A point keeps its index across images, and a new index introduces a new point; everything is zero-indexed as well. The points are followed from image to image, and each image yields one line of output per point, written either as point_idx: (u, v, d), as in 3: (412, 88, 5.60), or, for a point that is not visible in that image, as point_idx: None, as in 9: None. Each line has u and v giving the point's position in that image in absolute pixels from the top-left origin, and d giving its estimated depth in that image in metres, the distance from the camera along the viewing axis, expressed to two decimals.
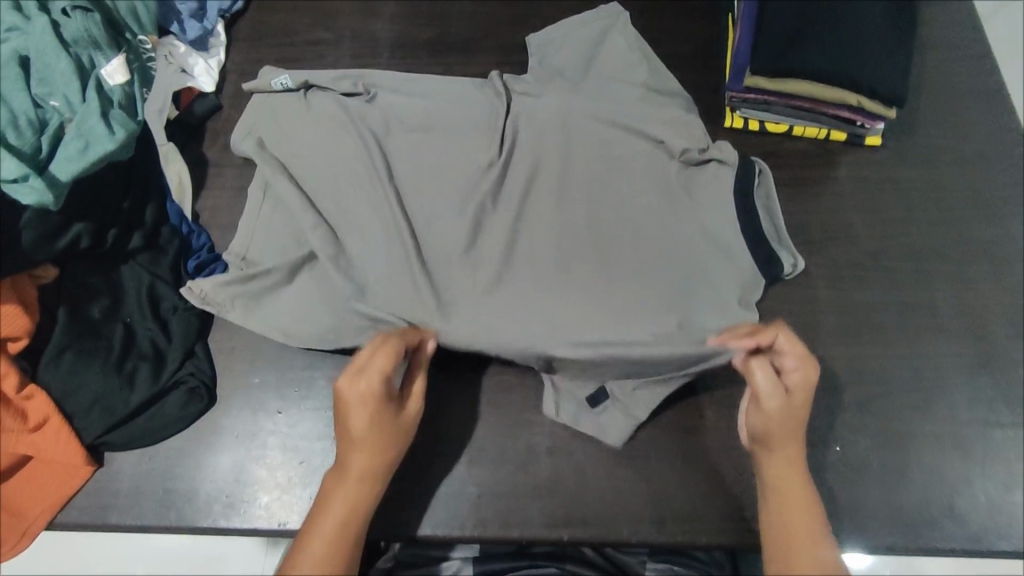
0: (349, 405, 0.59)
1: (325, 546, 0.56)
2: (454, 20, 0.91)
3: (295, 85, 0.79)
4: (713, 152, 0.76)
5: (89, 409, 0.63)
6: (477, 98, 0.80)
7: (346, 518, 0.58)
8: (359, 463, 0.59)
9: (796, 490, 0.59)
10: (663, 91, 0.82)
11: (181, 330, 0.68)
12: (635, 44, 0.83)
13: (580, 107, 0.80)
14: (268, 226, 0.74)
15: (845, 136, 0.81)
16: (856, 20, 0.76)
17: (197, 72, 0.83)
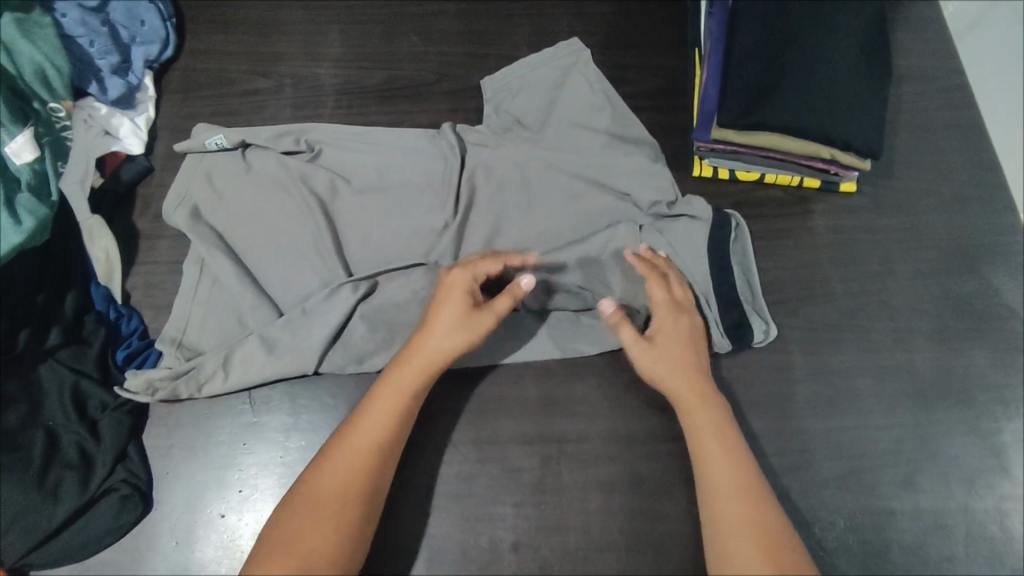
0: (449, 296, 0.62)
1: (355, 450, 0.57)
2: (404, 62, 0.85)
3: (230, 144, 0.74)
4: (683, 208, 0.72)
5: (10, 528, 0.58)
6: (429, 153, 0.74)
7: (382, 434, 0.58)
8: (409, 376, 0.60)
9: (731, 478, 0.58)
10: (629, 137, 0.75)
11: (111, 431, 0.62)
12: (598, 83, 0.77)
13: (539, 161, 0.75)
14: (209, 304, 0.68)
15: (819, 183, 0.77)
16: (829, 67, 0.71)
17: (122, 134, 0.76)
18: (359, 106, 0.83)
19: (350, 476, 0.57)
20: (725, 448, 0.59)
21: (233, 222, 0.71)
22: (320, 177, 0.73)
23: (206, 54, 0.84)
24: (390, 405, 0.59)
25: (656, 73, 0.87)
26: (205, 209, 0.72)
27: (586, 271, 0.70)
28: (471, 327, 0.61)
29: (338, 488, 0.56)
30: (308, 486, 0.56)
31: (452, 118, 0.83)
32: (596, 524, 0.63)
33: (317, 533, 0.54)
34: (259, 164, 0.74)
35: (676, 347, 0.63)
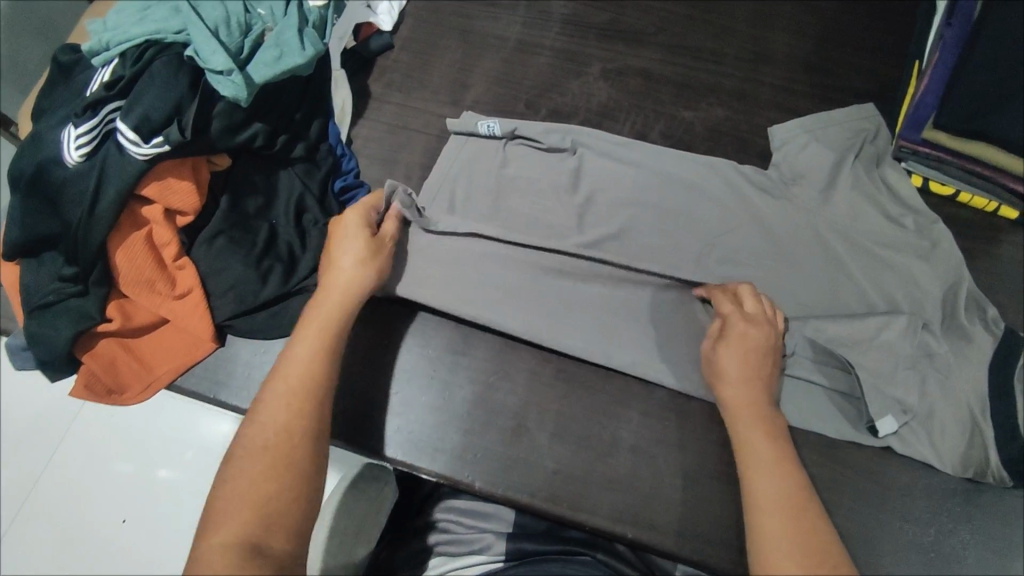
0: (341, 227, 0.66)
1: (294, 387, 0.56)
2: (630, 10, 0.92)
3: (500, 131, 0.77)
4: (974, 317, 0.67)
5: (225, 292, 0.68)
6: (705, 173, 0.76)
7: (310, 373, 0.57)
8: (318, 316, 0.61)
9: (784, 495, 0.52)
10: (905, 201, 0.72)
11: (317, 242, 0.72)
12: (874, 173, 0.74)
13: (834, 221, 0.72)
14: (457, 251, 0.72)
15: (1016, 214, 0.76)
16: None
17: (380, 10, 0.87)
18: (580, 37, 0.89)
19: (293, 423, 0.54)
20: (780, 471, 0.54)
21: (476, 199, 0.75)
22: (570, 173, 0.75)
23: None
24: (315, 344, 0.59)
25: (868, 74, 0.88)
26: (454, 183, 0.75)
27: (740, 261, 0.71)
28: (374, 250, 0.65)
29: (278, 441, 0.53)
30: (250, 435, 0.53)
31: (662, 68, 0.88)
32: (712, 454, 0.65)
33: (269, 487, 0.50)
34: (518, 158, 0.77)
35: (748, 351, 0.61)
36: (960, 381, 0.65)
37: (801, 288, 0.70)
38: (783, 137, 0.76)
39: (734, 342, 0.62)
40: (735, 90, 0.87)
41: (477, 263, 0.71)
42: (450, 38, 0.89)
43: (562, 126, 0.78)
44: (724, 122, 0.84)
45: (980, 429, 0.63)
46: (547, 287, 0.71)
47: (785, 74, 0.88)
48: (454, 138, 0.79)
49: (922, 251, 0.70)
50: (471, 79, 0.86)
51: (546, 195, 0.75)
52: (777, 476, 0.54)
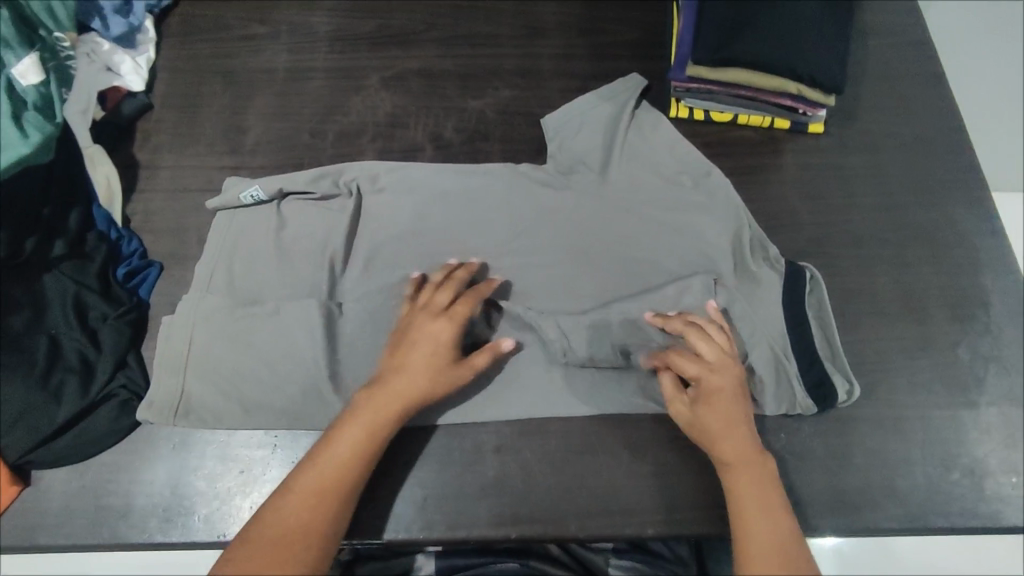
0: (416, 334, 0.63)
1: (318, 477, 0.57)
2: (397, 12, 0.89)
3: (265, 195, 0.73)
4: (761, 258, 0.72)
5: (12, 426, 0.62)
6: (497, 175, 0.76)
7: (346, 467, 0.58)
8: (377, 415, 0.59)
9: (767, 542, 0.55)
10: (683, 151, 0.76)
11: (110, 340, 0.65)
12: (649, 133, 0.77)
13: (623, 189, 0.75)
14: (242, 328, 0.66)
15: (788, 124, 0.82)
16: (793, 9, 0.76)
17: (124, 71, 0.80)
18: (352, 51, 0.86)
19: (308, 518, 0.55)
20: (772, 513, 0.56)
21: (258, 269, 0.70)
22: (348, 221, 0.72)
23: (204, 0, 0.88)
24: (354, 439, 0.58)
25: (635, 24, 0.91)
26: (232, 258, 0.70)
27: (555, 241, 0.73)
28: (447, 368, 0.62)
29: (299, 528, 0.55)
30: (264, 524, 0.55)
31: (441, 64, 0.86)
32: (574, 431, 0.66)
33: None
34: (294, 216, 0.73)
35: (725, 416, 0.60)
36: (765, 307, 0.70)
37: (614, 245, 0.73)
38: (549, 125, 0.79)
39: (704, 405, 0.61)
40: (517, 69, 0.87)
41: (266, 334, 0.66)
42: (214, 82, 0.83)
43: (328, 170, 0.74)
44: (513, 102, 0.85)
45: (783, 368, 0.67)
46: (359, 332, 0.67)
47: (559, 41, 0.90)
48: (219, 215, 0.73)
49: (702, 205, 0.74)
50: (247, 120, 0.81)
51: (328, 244, 0.71)
52: (764, 523, 0.56)
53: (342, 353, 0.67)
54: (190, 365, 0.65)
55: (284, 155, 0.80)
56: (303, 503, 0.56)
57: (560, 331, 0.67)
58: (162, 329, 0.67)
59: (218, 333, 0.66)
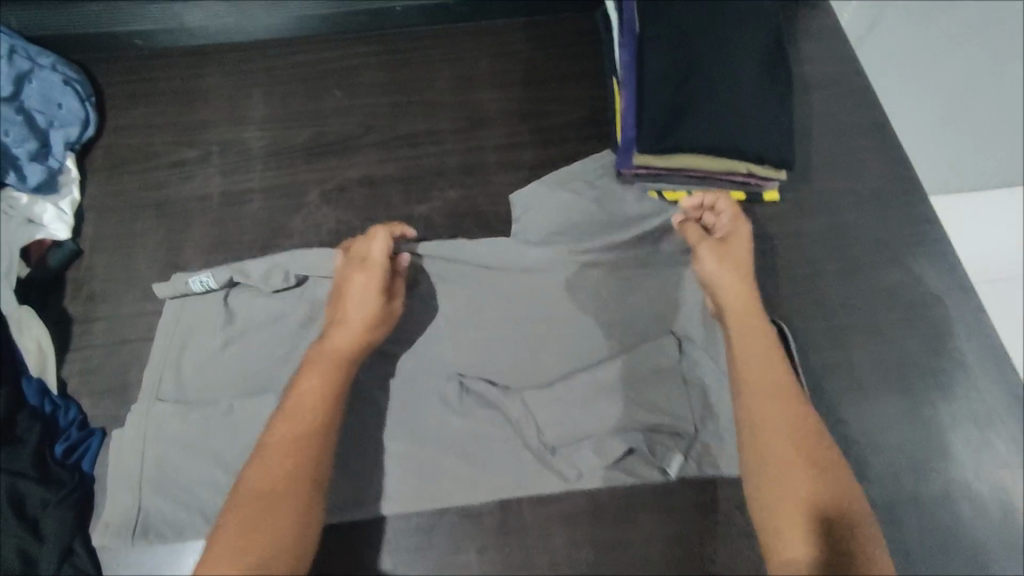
0: (345, 287, 0.64)
1: (287, 436, 0.55)
2: (333, 117, 0.87)
3: (215, 283, 0.70)
4: None
5: None
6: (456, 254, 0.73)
7: (311, 417, 0.57)
8: (329, 370, 0.60)
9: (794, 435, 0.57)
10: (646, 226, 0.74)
11: (53, 529, 0.61)
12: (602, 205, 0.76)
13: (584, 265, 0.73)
14: (198, 434, 0.65)
15: (743, 196, 0.80)
16: (732, 87, 0.75)
17: (46, 220, 0.75)
18: (289, 164, 0.83)
19: (287, 471, 0.54)
20: (782, 410, 0.59)
21: (209, 370, 0.69)
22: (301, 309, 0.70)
23: (129, 129, 0.84)
24: (313, 395, 0.58)
25: (576, 104, 0.89)
26: (178, 364, 0.69)
27: (517, 338, 0.71)
28: (379, 311, 0.63)
29: (276, 482, 0.53)
30: (246, 483, 0.53)
31: (383, 168, 0.83)
32: (561, 558, 0.63)
33: (264, 526, 0.51)
34: (242, 311, 0.71)
35: (732, 267, 0.67)
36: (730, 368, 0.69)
37: (570, 310, 0.71)
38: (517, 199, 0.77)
39: (726, 249, 0.68)
40: (461, 166, 0.84)
41: (221, 438, 0.65)
42: (146, 216, 0.79)
43: (277, 260, 0.70)
44: (462, 202, 0.81)
45: None
46: None
47: (503, 130, 0.87)
48: (170, 303, 0.72)
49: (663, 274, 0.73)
50: (185, 255, 0.77)
51: (279, 337, 0.70)
52: (772, 387, 0.60)
53: None
54: (145, 477, 0.64)
55: None
56: (279, 459, 0.54)
57: (524, 406, 0.66)
58: (115, 438, 0.65)
59: (175, 439, 0.65)
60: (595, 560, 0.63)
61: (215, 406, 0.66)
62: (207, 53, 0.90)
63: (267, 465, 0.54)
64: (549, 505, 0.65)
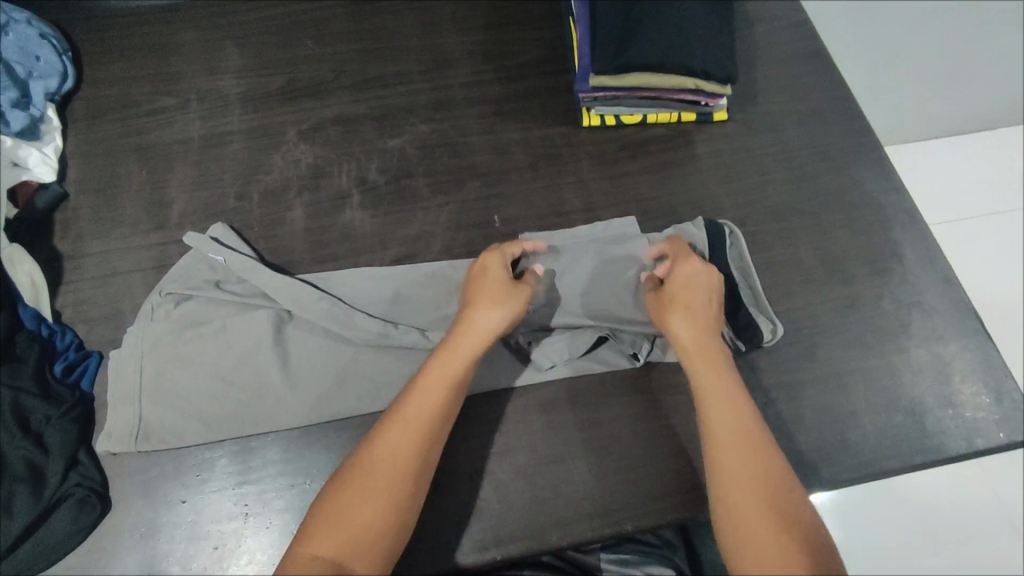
0: (479, 283, 0.65)
1: (424, 407, 0.57)
2: (303, 65, 0.89)
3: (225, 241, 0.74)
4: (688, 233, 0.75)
5: None
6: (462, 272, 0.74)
7: (439, 398, 0.58)
8: (467, 353, 0.60)
9: (742, 432, 0.57)
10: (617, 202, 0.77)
11: (58, 440, 0.64)
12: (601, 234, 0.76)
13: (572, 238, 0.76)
14: (191, 353, 0.68)
15: (694, 116, 0.86)
16: (678, 12, 0.80)
17: (31, 164, 0.78)
18: (264, 108, 0.86)
19: (408, 448, 0.55)
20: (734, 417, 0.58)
21: (195, 295, 0.71)
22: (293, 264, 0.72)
23: (106, 82, 0.87)
24: (444, 379, 0.59)
25: (539, 43, 0.92)
26: (168, 287, 0.71)
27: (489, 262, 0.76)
28: (512, 296, 0.64)
29: (404, 451, 0.54)
30: (371, 452, 0.54)
31: (356, 108, 0.86)
32: (540, 441, 0.67)
33: (379, 499, 0.52)
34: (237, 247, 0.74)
35: (690, 309, 0.64)
36: None
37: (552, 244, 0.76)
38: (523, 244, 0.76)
39: (675, 280, 0.66)
40: (430, 102, 0.87)
41: (213, 356, 0.68)
42: (128, 161, 0.82)
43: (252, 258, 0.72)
44: (432, 135, 0.85)
45: None
46: (309, 346, 0.70)
47: (470, 69, 0.90)
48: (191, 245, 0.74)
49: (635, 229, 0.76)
50: (168, 194, 0.80)
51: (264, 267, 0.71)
52: (723, 407, 0.58)
53: (292, 362, 0.69)
54: (143, 393, 0.67)
55: (211, 223, 0.79)
56: (408, 433, 0.55)
57: None
58: (112, 360, 0.68)
59: (168, 359, 0.68)
60: (572, 441, 0.68)
61: (206, 327, 0.69)
62: (178, 9, 0.92)
63: (394, 442, 0.55)
64: (526, 395, 0.69)
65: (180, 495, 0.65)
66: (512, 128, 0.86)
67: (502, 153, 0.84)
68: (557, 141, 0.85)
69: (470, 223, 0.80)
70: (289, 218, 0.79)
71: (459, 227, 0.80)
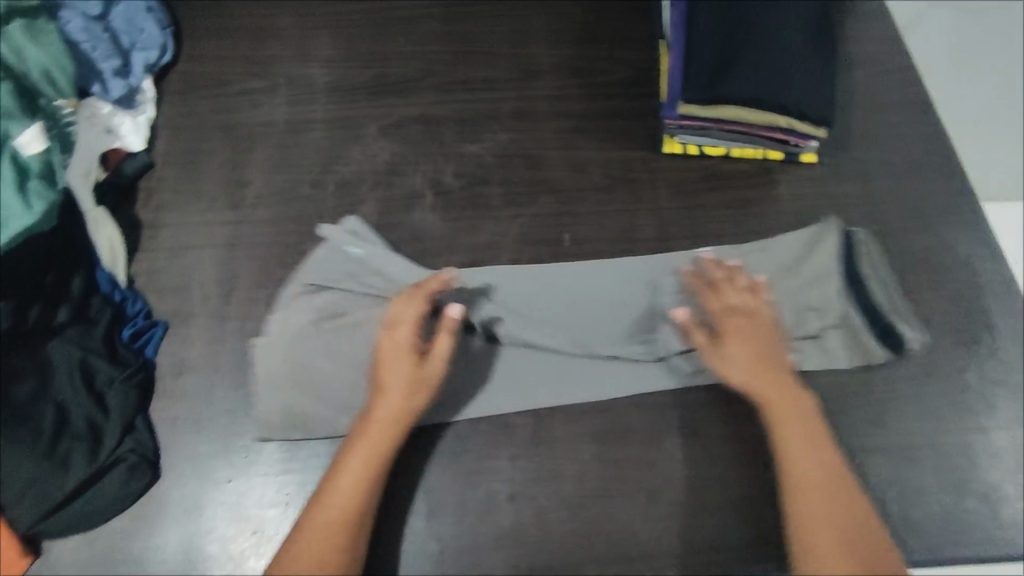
0: (388, 353, 0.63)
1: (351, 496, 0.59)
2: (393, 60, 0.89)
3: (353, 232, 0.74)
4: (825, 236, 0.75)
5: (21, 496, 0.60)
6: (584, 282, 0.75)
7: (355, 489, 0.59)
8: (381, 440, 0.61)
9: (806, 433, 0.61)
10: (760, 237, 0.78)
11: (118, 403, 0.65)
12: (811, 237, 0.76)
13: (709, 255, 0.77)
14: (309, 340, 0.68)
15: (781, 155, 0.83)
16: (780, 46, 0.78)
17: (123, 132, 0.81)
18: (350, 99, 0.87)
19: (335, 541, 0.57)
20: (821, 452, 0.61)
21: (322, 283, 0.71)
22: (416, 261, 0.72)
23: (202, 59, 0.89)
24: (356, 469, 0.60)
25: (629, 64, 0.91)
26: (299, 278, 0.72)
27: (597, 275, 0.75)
28: (415, 374, 0.62)
29: (331, 543, 0.57)
30: (299, 539, 0.57)
31: (439, 109, 0.86)
32: (587, 472, 0.66)
33: None
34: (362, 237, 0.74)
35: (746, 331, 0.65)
36: (824, 286, 0.73)
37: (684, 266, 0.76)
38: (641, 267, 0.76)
39: (732, 337, 0.65)
40: (514, 112, 0.86)
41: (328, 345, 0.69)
42: (214, 138, 0.84)
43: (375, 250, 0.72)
44: (511, 145, 0.84)
45: (850, 326, 0.72)
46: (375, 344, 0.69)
47: (555, 84, 0.89)
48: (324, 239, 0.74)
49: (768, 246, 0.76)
50: (247, 174, 0.82)
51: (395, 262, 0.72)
52: (799, 439, 0.61)
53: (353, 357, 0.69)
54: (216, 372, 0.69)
55: (285, 207, 0.80)
56: (335, 523, 0.58)
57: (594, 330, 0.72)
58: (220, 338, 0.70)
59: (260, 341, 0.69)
60: (621, 476, 0.66)
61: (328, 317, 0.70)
62: None
63: (319, 530, 0.57)
64: (579, 422, 0.68)
65: (225, 476, 0.66)
66: (592, 147, 0.85)
67: (579, 171, 0.83)
68: (636, 166, 0.84)
69: (538, 238, 0.79)
70: (361, 212, 0.80)
71: (528, 241, 0.78)
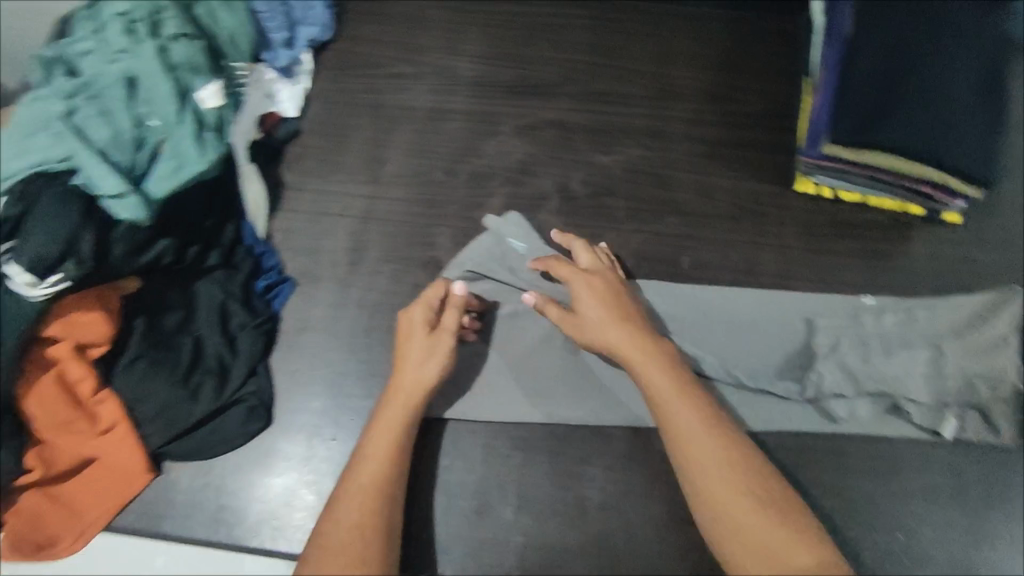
0: (403, 330, 0.65)
1: (378, 462, 0.58)
2: (536, 64, 0.92)
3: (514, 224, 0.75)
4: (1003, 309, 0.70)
5: (155, 418, 0.65)
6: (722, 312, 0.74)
7: (384, 453, 0.59)
8: (400, 407, 0.62)
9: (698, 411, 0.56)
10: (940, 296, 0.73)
11: (247, 347, 0.70)
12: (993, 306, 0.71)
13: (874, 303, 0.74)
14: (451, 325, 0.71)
15: (923, 211, 0.80)
16: (944, 94, 0.73)
17: (282, 98, 0.87)
18: (490, 96, 0.90)
19: (368, 502, 0.56)
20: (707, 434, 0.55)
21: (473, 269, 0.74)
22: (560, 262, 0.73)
23: (358, 39, 0.94)
24: (387, 435, 0.60)
25: (770, 98, 0.89)
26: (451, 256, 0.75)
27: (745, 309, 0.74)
28: (430, 342, 0.64)
29: (368, 505, 0.56)
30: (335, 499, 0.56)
31: (574, 117, 0.88)
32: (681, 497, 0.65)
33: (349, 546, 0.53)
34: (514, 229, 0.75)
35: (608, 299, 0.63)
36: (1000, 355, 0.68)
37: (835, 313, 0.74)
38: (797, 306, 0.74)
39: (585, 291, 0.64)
40: (648, 130, 0.87)
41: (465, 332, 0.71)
42: (360, 115, 0.89)
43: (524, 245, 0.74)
44: (641, 161, 0.85)
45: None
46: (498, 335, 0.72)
47: (692, 108, 0.89)
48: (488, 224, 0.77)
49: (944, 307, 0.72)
50: (386, 154, 0.86)
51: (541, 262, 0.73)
52: (689, 418, 0.56)
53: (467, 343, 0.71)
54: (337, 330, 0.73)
55: (417, 189, 0.83)
56: (367, 486, 0.57)
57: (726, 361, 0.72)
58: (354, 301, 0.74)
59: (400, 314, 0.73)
60: None
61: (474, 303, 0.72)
62: None
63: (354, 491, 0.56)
64: None
65: (332, 435, 0.69)
66: (723, 174, 0.84)
67: (706, 197, 0.82)
68: (765, 201, 0.82)
69: (657, 258, 0.79)
70: (488, 204, 0.82)
71: (646, 258, 0.79)
